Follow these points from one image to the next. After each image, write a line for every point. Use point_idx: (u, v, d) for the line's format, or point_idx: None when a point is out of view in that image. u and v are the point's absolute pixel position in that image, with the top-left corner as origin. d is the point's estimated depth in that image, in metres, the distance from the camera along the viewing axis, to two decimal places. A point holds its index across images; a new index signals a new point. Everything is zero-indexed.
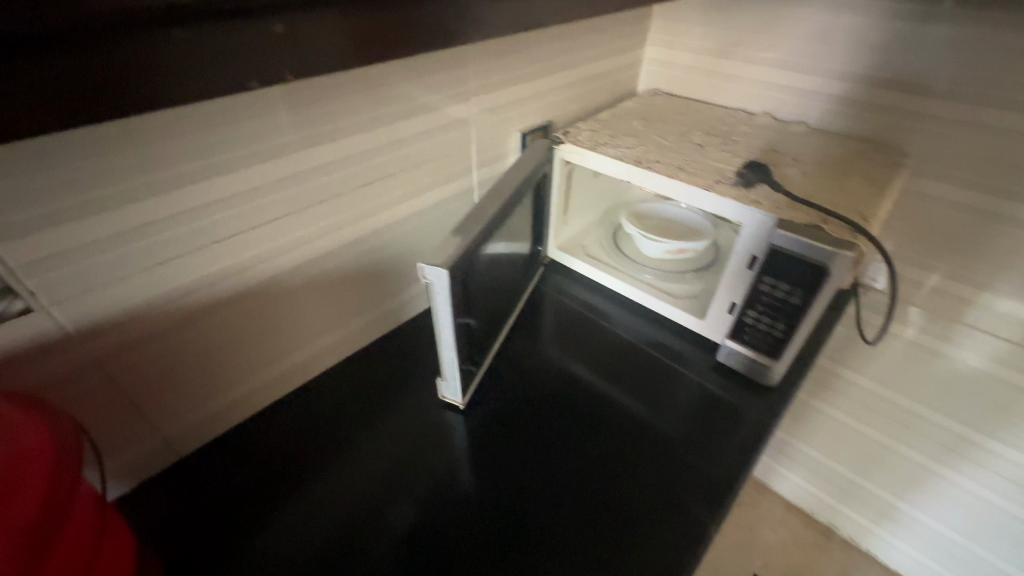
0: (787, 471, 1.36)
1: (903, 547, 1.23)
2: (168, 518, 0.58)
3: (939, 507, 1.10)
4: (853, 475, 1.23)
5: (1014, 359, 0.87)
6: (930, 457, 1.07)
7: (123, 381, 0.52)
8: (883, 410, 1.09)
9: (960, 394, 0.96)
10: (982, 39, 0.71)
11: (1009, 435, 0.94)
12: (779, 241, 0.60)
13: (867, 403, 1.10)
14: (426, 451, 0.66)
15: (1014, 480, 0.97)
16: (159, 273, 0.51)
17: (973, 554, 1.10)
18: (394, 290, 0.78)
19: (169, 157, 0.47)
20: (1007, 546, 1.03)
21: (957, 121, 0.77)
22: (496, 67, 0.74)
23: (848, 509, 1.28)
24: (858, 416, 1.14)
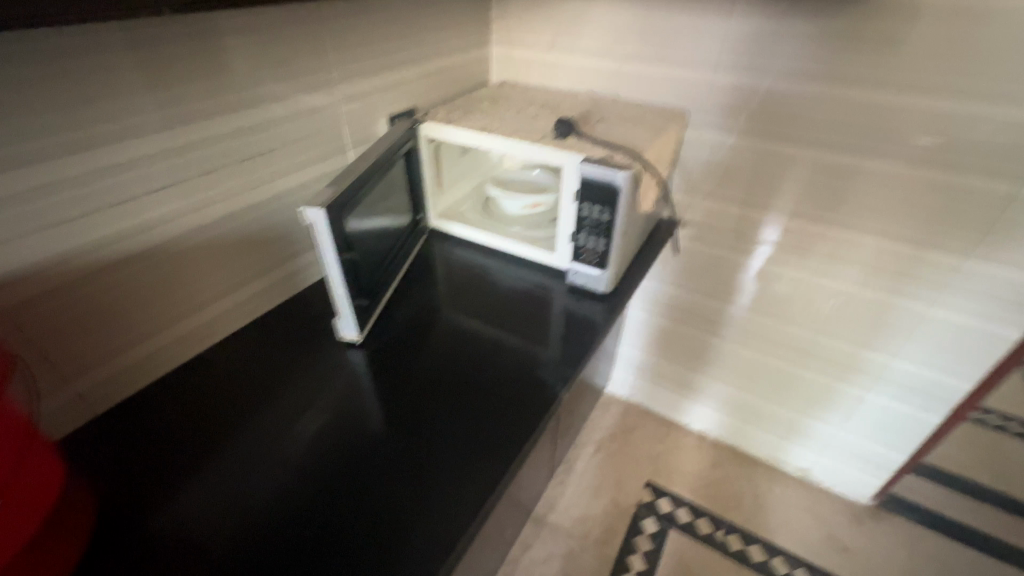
0: (697, 406, 1.55)
1: (801, 455, 1.43)
2: (89, 467, 0.64)
3: (831, 413, 1.32)
4: (758, 400, 1.43)
5: (854, 275, 1.12)
6: (825, 374, 1.28)
7: (27, 333, 0.59)
8: (775, 338, 1.31)
9: (832, 314, 1.19)
10: (716, 25, 1.01)
11: (876, 342, 1.17)
12: (586, 172, 0.80)
13: (759, 333, 1.32)
14: (332, 388, 0.77)
15: (888, 380, 1.20)
16: (57, 232, 0.59)
17: (854, 447, 1.33)
18: (288, 257, 0.89)
19: (58, 125, 0.56)
20: (880, 433, 1.27)
21: (713, 84, 1.06)
22: (355, 59, 0.88)
23: (754, 430, 1.48)
24: (757, 347, 1.35)
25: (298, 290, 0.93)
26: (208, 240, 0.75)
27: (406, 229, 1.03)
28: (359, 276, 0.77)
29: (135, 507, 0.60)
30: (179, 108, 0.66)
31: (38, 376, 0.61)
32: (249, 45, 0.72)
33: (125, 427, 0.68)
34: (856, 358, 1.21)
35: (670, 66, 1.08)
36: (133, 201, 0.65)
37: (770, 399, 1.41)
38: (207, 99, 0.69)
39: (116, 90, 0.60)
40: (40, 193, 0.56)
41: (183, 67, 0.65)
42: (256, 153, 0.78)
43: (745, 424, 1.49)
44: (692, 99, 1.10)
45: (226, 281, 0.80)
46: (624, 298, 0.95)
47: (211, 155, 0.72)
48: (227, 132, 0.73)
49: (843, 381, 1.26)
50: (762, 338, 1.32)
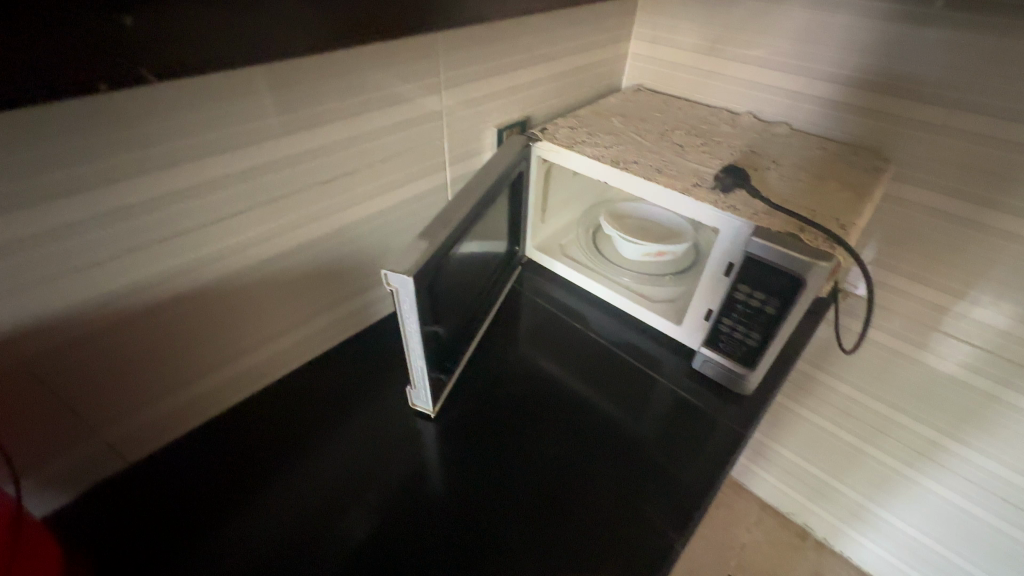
0: (761, 471, 1.33)
1: (872, 547, 1.20)
2: (114, 527, 0.56)
3: (910, 509, 1.08)
4: (824, 475, 1.20)
5: (987, 366, 0.84)
6: (902, 461, 1.04)
7: (54, 384, 0.50)
8: (860, 415, 1.05)
9: (925, 395, 0.94)
10: (964, 42, 0.68)
11: (980, 443, 0.91)
12: (753, 250, 0.58)
13: (844, 407, 1.07)
14: (386, 456, 0.64)
15: (981, 485, 0.95)
16: (95, 274, 0.48)
17: (948, 561, 1.08)
18: (360, 287, 0.77)
19: (101, 150, 0.44)
20: (982, 555, 1.01)
21: (938, 125, 0.73)
22: (470, 57, 0.71)
23: (819, 508, 1.26)
24: (833, 419, 1.10)
25: (369, 323, 0.82)
26: (264, 275, 0.63)
27: (500, 263, 0.86)
28: (440, 343, 0.63)
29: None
30: (251, 124, 0.53)
31: (67, 427, 0.53)
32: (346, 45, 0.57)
33: (159, 478, 0.60)
34: (940, 449, 0.97)
35: (892, 93, 0.76)
36: (179, 234, 0.53)
37: (838, 477, 1.17)
38: (280, 111, 0.55)
39: (172, 103, 0.47)
40: (76, 228, 0.46)
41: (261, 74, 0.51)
42: (336, 175, 0.64)
43: (811, 499, 1.26)
44: (912, 142, 0.77)
45: (287, 317, 0.69)
46: (765, 400, 0.72)
47: (280, 178, 0.59)
48: (302, 151, 0.59)
49: (924, 474, 1.02)
50: (843, 412, 1.08)
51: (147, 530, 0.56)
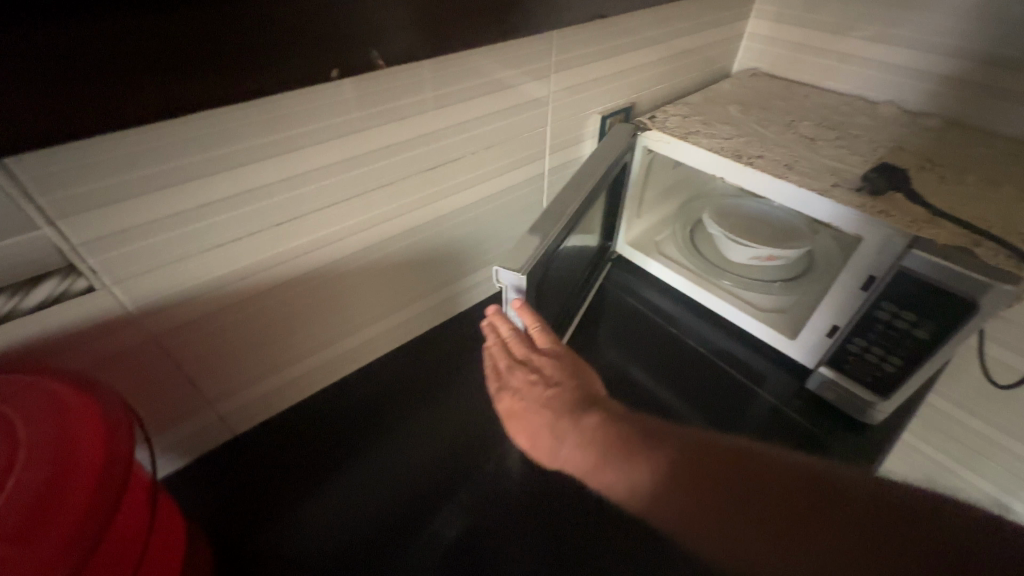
0: None
1: None
2: (223, 494, 0.59)
3: None
4: None
5: None
6: (1003, 491, 0.88)
7: (180, 358, 0.52)
8: (959, 437, 0.89)
9: None
10: None
11: None
12: (914, 264, 0.50)
13: (937, 423, 0.91)
14: (474, 451, 0.63)
15: None
16: (219, 254, 0.50)
17: None
18: (451, 276, 0.76)
19: (233, 133, 0.45)
20: None
21: None
22: (582, 39, 0.66)
23: None
24: (925, 436, 0.95)
25: (455, 312, 0.81)
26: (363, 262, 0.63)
27: (593, 258, 0.81)
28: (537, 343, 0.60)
29: (253, 548, 0.54)
30: (366, 109, 0.52)
31: (188, 398, 0.55)
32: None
33: (263, 451, 0.63)
34: None
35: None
36: (291, 219, 0.53)
37: None
38: (393, 97, 0.54)
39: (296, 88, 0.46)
40: (207, 210, 0.47)
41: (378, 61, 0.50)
42: (438, 164, 0.63)
43: None
44: None
45: (382, 303, 0.69)
46: (892, 432, 0.64)
47: (386, 165, 0.58)
48: (409, 138, 0.58)
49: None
50: (938, 430, 0.92)
51: (252, 500, 0.59)
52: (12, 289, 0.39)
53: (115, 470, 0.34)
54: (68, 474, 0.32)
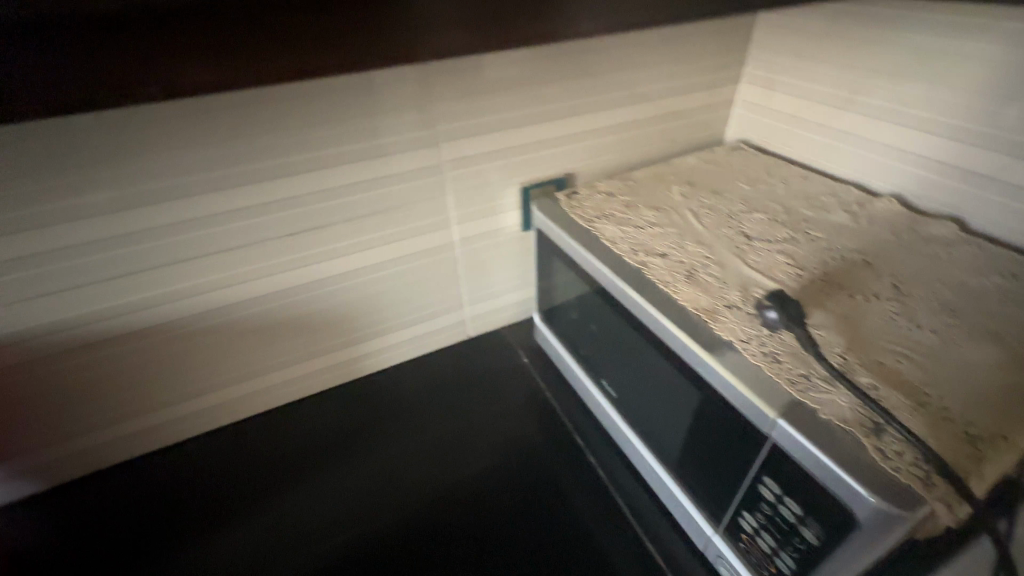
0: None
1: None
2: (51, 528, 0.58)
3: None
4: None
5: None
6: None
7: (9, 394, 0.54)
8: None
9: None
10: None
11: None
12: (780, 439, 0.35)
13: None
14: (286, 556, 0.55)
15: None
16: (46, 303, 0.51)
17: None
18: (348, 340, 0.71)
19: (42, 193, 0.46)
20: None
21: None
22: (486, 107, 0.60)
23: None
24: None
25: (358, 376, 0.75)
26: (222, 322, 0.60)
27: (555, 322, 0.71)
28: (655, 405, 0.53)
29: None
30: (203, 174, 0.51)
31: (29, 432, 0.57)
32: (297, 91, 0.51)
33: (104, 499, 0.61)
34: None
35: None
36: (112, 281, 0.52)
37: None
38: (229, 162, 0.51)
39: (95, 153, 0.46)
40: (28, 263, 0.48)
41: (208, 135, 0.49)
42: (305, 228, 0.59)
43: None
44: None
45: (258, 363, 0.66)
46: None
47: (233, 230, 0.55)
48: (257, 203, 0.55)
49: None
50: None
51: (63, 546, 0.56)
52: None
53: None
54: None
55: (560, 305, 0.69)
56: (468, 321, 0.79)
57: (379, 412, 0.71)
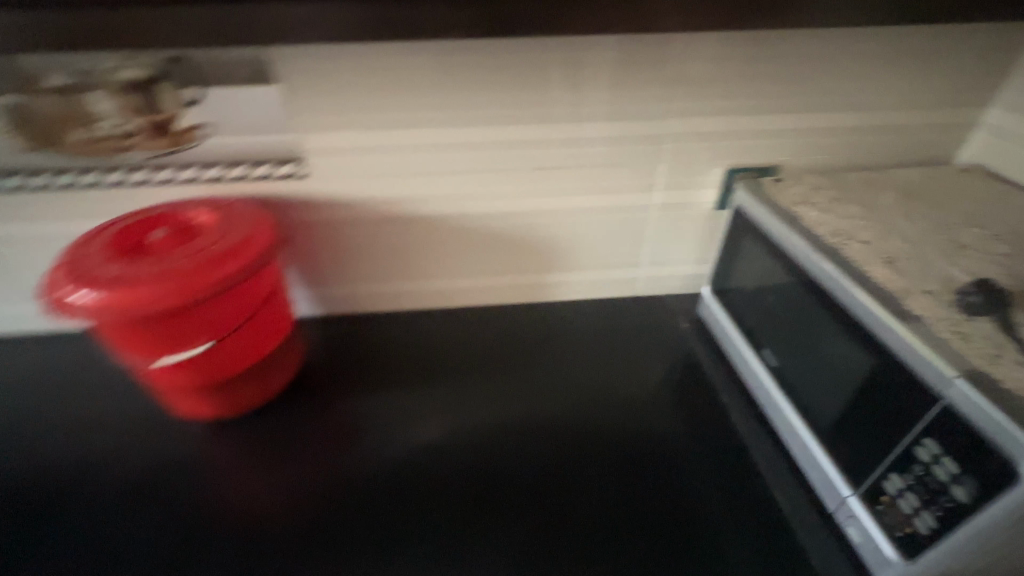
0: None
1: None
2: (332, 336, 0.85)
3: None
4: None
5: None
6: None
7: (332, 241, 0.78)
8: None
9: None
10: None
11: None
12: (954, 398, 0.40)
13: None
14: (477, 398, 0.75)
15: None
16: (375, 182, 0.72)
17: None
18: (544, 268, 0.86)
19: (402, 104, 0.66)
20: None
21: None
22: (721, 91, 0.69)
23: None
24: None
25: (540, 301, 0.91)
26: (468, 226, 0.79)
27: (725, 295, 0.79)
28: (820, 374, 0.58)
29: (324, 373, 0.79)
30: (498, 109, 0.68)
31: (331, 271, 0.82)
32: (581, 57, 0.65)
33: (364, 328, 0.87)
34: None
35: None
36: (413, 175, 0.72)
37: None
38: (518, 104, 0.68)
39: (441, 80, 0.64)
40: (376, 151, 0.69)
41: (511, 80, 0.66)
42: (549, 166, 0.74)
43: None
44: None
45: (478, 267, 0.84)
46: None
47: (501, 156, 0.72)
48: (524, 139, 0.71)
49: None
50: None
51: (340, 348, 0.84)
52: (243, 163, 0.69)
53: (251, 261, 0.60)
54: (224, 258, 0.58)
55: (734, 281, 0.76)
56: (640, 280, 0.90)
57: (556, 329, 0.87)
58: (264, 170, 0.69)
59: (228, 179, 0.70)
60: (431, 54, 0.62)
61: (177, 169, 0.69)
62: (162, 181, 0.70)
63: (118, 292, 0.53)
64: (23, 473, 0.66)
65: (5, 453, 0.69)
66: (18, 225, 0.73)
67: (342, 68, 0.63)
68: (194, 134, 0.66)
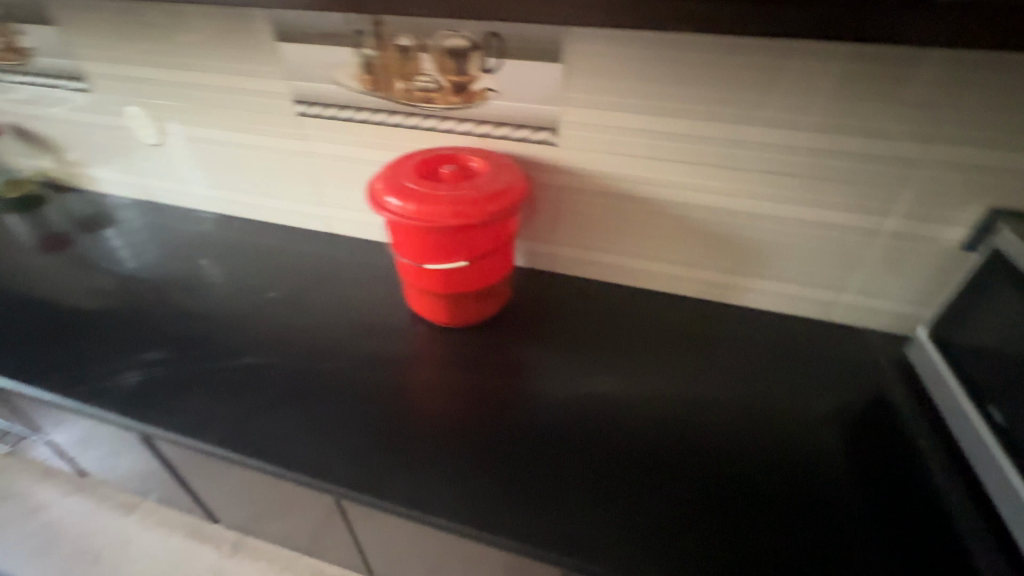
0: None
1: None
2: (535, 283, 0.99)
3: None
4: None
5: None
6: None
7: (556, 203, 0.90)
8: None
9: None
10: None
11: None
12: None
13: None
14: (657, 366, 0.84)
15: None
16: (609, 159, 0.82)
17: None
18: (740, 270, 0.88)
19: (656, 94, 0.75)
20: None
21: None
22: (1005, 123, 0.65)
23: None
24: None
25: (725, 303, 0.92)
26: (679, 215, 0.84)
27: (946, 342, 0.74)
28: None
29: (528, 311, 0.94)
30: (743, 111, 0.73)
31: (545, 230, 0.95)
32: (852, 69, 0.66)
33: (562, 283, 0.99)
34: None
35: None
36: (646, 159, 0.80)
37: None
38: (766, 108, 0.72)
39: (698, 75, 0.72)
40: (619, 132, 0.79)
41: (772, 84, 0.70)
42: (778, 171, 0.76)
43: None
44: None
45: (675, 255, 0.90)
46: None
47: (733, 154, 0.76)
48: (762, 141, 0.74)
49: None
50: None
51: (541, 294, 0.97)
52: (511, 125, 0.83)
53: (509, 205, 0.74)
54: (493, 198, 0.73)
55: (963, 330, 0.70)
56: (840, 306, 0.87)
57: (741, 328, 0.90)
58: (523, 134, 0.84)
59: (494, 136, 0.85)
60: (696, 53, 0.70)
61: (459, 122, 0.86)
62: (445, 130, 0.88)
63: (419, 206, 0.70)
64: (310, 327, 0.91)
65: (298, 311, 0.95)
66: (338, 147, 0.98)
67: (615, 58, 0.74)
68: (481, 96, 0.82)
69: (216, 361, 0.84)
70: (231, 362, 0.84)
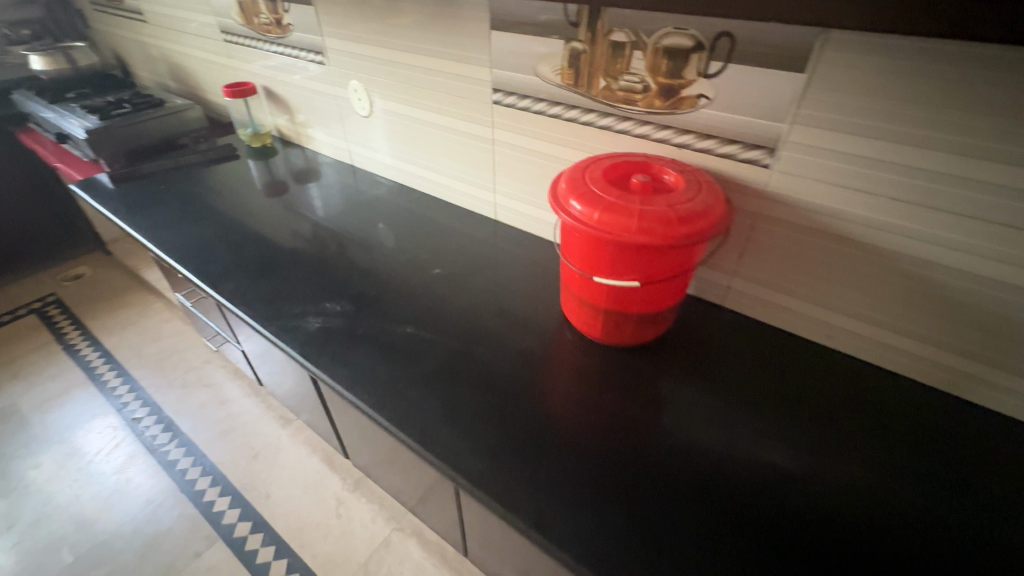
0: None
1: None
2: (702, 315, 0.89)
3: None
4: None
5: None
6: None
7: (750, 232, 0.79)
8: None
9: None
10: None
11: None
12: None
13: None
14: (840, 448, 0.69)
15: None
16: (835, 192, 0.68)
17: None
18: (990, 359, 0.68)
19: (928, 119, 0.58)
20: None
21: None
22: None
23: None
24: None
25: (952, 392, 0.73)
26: (916, 275, 0.67)
27: None
28: None
29: (687, 345, 0.84)
30: None
31: (728, 260, 0.84)
32: None
33: (734, 321, 0.88)
34: None
35: None
36: (889, 199, 0.64)
37: None
38: None
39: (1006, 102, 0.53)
40: (859, 161, 0.64)
41: None
42: None
43: None
44: None
45: (895, 320, 0.73)
46: None
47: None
48: None
49: None
50: None
51: (706, 329, 0.87)
52: (717, 138, 0.74)
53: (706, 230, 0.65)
54: (690, 219, 0.64)
55: None
56: None
57: (971, 435, 0.70)
58: (730, 148, 0.74)
59: (694, 147, 0.77)
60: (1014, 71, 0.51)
61: (656, 128, 0.80)
62: (639, 135, 0.82)
63: (604, 215, 0.65)
64: (460, 309, 0.94)
65: (454, 290, 0.99)
66: (523, 138, 0.98)
67: (879, 70, 0.58)
68: (691, 103, 0.74)
69: (380, 323, 0.91)
70: (392, 327, 0.90)
